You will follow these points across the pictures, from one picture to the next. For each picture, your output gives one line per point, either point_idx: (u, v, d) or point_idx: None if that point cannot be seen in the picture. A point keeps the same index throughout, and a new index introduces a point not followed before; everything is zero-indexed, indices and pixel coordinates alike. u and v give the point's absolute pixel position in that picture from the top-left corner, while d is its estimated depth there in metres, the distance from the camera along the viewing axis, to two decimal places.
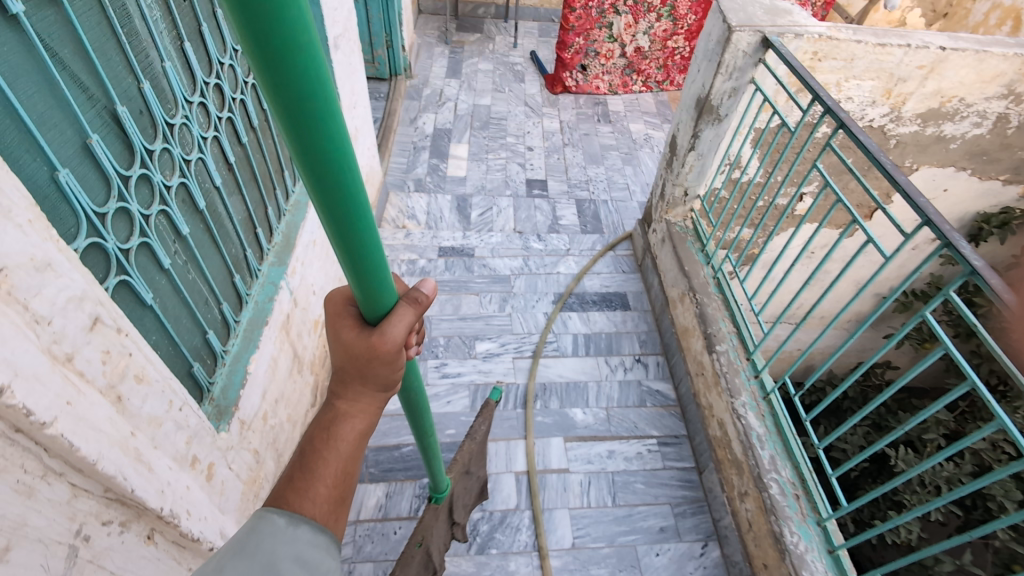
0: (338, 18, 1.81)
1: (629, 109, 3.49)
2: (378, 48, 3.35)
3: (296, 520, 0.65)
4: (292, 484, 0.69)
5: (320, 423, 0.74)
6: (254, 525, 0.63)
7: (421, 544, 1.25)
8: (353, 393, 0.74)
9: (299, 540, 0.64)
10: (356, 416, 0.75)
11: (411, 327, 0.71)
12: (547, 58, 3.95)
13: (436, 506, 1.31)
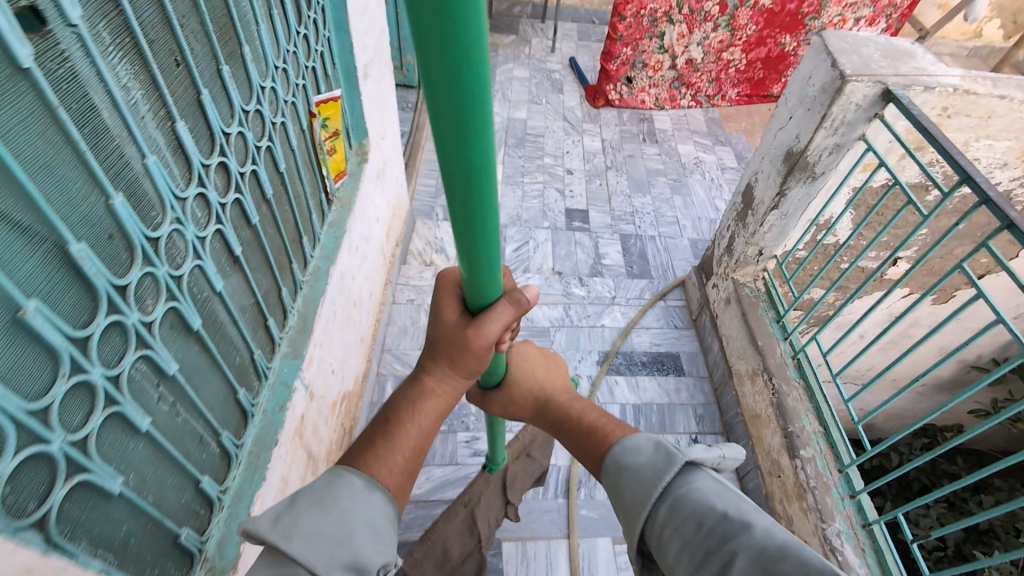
0: (370, 43, 1.58)
1: (677, 127, 3.20)
2: (407, 54, 3.10)
3: (373, 487, 0.79)
4: (372, 454, 0.84)
5: (402, 398, 0.90)
6: (334, 484, 0.78)
7: (466, 504, 1.45)
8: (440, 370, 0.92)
9: (369, 507, 0.78)
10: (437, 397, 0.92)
11: (506, 326, 0.87)
12: (587, 64, 3.67)
13: (488, 475, 1.46)
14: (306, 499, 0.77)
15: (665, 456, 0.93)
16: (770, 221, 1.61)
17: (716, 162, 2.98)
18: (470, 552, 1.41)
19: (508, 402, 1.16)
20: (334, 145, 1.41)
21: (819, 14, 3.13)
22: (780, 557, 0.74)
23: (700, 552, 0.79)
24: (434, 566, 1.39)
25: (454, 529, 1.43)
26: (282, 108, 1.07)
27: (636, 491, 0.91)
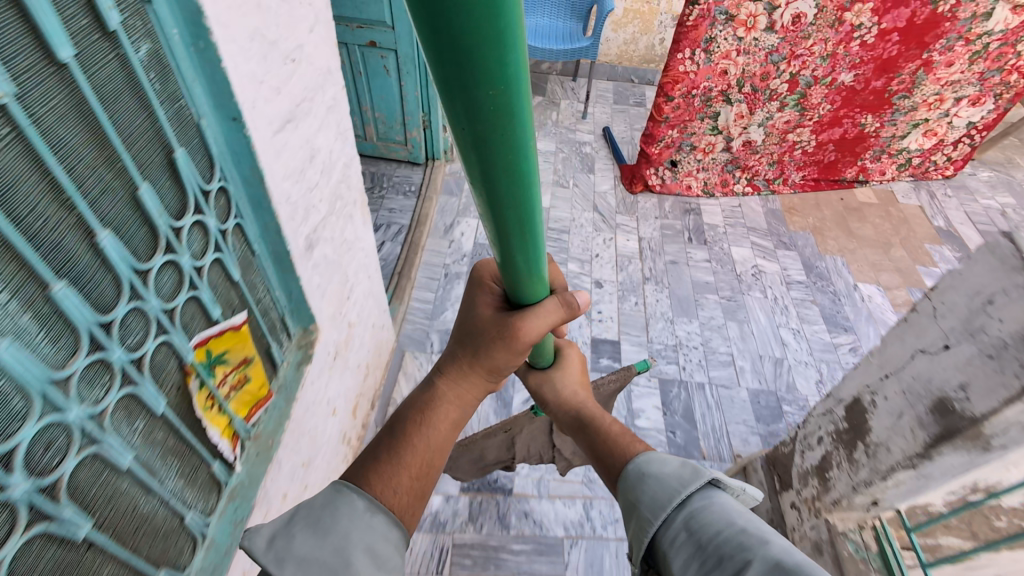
0: (322, 199, 1.13)
1: (730, 223, 2.68)
2: (412, 129, 2.66)
3: (373, 509, 0.79)
4: (379, 468, 0.85)
5: (417, 410, 0.92)
6: (338, 501, 0.79)
7: (506, 431, 1.50)
8: (461, 373, 0.96)
9: (371, 530, 0.77)
10: (451, 404, 0.95)
11: (546, 325, 0.89)
12: (620, 134, 3.20)
13: (534, 417, 1.44)
14: (311, 521, 0.77)
15: (688, 476, 0.89)
16: (900, 479, 1.06)
17: (779, 272, 2.44)
18: (501, 459, 1.56)
19: (545, 381, 1.29)
20: (245, 374, 0.94)
21: (910, 92, 2.59)
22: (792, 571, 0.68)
23: (714, 557, 0.76)
24: (467, 460, 1.54)
25: (493, 444, 1.51)
26: (110, 382, 0.63)
27: (656, 498, 0.88)
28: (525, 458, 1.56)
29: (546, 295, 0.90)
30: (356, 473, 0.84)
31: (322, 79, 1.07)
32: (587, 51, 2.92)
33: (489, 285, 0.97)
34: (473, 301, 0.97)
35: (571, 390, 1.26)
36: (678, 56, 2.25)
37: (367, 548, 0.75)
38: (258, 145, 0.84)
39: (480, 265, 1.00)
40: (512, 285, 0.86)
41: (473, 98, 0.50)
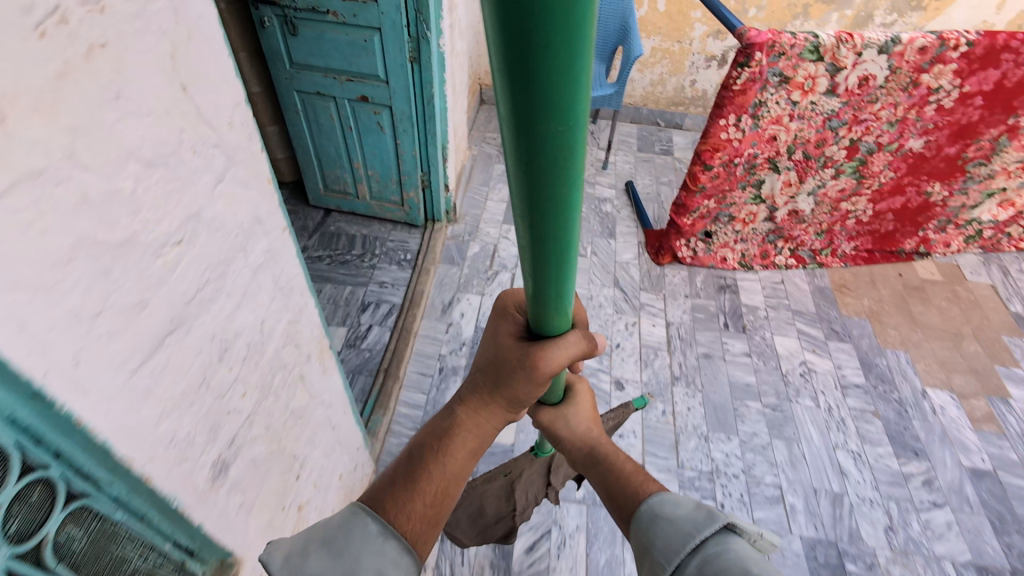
0: (246, 393, 0.81)
1: (772, 304, 2.32)
2: (409, 189, 2.35)
3: (386, 534, 0.79)
4: (397, 493, 0.85)
5: (435, 437, 0.92)
6: (348, 525, 0.79)
7: (505, 475, 1.47)
8: (482, 400, 0.91)
9: (381, 557, 0.77)
10: (467, 433, 0.92)
11: (568, 359, 0.82)
12: (645, 188, 2.85)
13: (535, 457, 1.44)
14: (325, 542, 0.79)
15: (702, 519, 0.82)
16: None
17: (832, 371, 2.07)
18: (502, 517, 1.48)
19: (556, 418, 1.11)
20: None
21: (988, 159, 2.21)
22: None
23: None
24: (466, 516, 1.48)
25: (492, 490, 1.47)
26: None
27: (669, 542, 0.83)
28: (524, 509, 1.47)
29: (569, 328, 0.84)
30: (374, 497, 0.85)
31: (245, 236, 0.75)
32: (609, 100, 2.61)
33: (511, 317, 0.93)
34: (494, 332, 0.92)
35: (585, 427, 1.10)
36: (720, 123, 1.90)
37: (377, 574, 0.76)
38: (90, 414, 0.51)
39: (502, 294, 0.97)
40: (537, 316, 0.78)
41: (534, 104, 0.38)
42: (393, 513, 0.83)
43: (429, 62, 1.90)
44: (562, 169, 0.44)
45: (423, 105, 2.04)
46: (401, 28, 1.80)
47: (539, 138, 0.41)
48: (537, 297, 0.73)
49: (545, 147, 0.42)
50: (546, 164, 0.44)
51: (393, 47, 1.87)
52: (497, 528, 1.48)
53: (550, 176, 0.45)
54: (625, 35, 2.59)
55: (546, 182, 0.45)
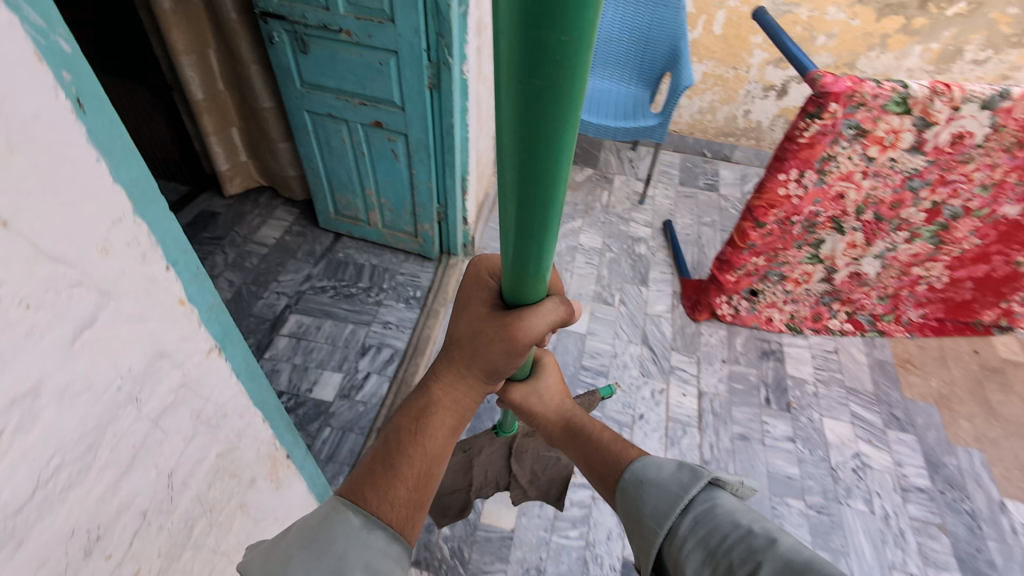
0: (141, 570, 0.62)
1: (823, 378, 2.02)
2: (423, 221, 2.15)
3: (370, 525, 0.74)
4: (376, 480, 0.80)
5: (411, 417, 0.87)
6: (330, 522, 0.74)
7: (465, 451, 1.53)
8: (455, 376, 0.89)
9: (367, 547, 0.73)
10: (446, 410, 0.88)
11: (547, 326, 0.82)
12: (684, 228, 2.59)
13: (494, 437, 1.56)
14: (307, 543, 0.72)
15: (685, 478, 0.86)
16: None
17: (891, 469, 1.78)
18: (456, 489, 1.51)
19: (529, 394, 1.16)
20: None
21: None
22: (801, 570, 0.68)
23: (726, 563, 0.75)
24: None
25: (451, 464, 1.52)
26: None
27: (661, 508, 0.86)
28: (480, 485, 1.53)
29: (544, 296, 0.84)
30: (351, 488, 0.79)
31: (142, 380, 0.56)
32: (650, 130, 2.34)
33: (484, 285, 0.89)
34: (469, 300, 0.90)
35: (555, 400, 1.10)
36: (779, 177, 1.65)
37: (366, 566, 0.71)
38: None
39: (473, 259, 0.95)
40: (514, 287, 0.75)
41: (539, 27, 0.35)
42: (373, 502, 0.77)
43: (450, 91, 1.70)
44: (558, 106, 0.40)
45: (441, 135, 1.83)
46: (420, 52, 1.60)
47: (542, 55, 0.37)
48: (516, 271, 0.70)
49: (546, 78, 0.38)
50: (544, 105, 0.40)
51: (410, 72, 1.67)
52: (452, 502, 1.51)
53: (545, 107, 0.40)
54: (676, 61, 2.37)
55: (540, 116, 0.41)
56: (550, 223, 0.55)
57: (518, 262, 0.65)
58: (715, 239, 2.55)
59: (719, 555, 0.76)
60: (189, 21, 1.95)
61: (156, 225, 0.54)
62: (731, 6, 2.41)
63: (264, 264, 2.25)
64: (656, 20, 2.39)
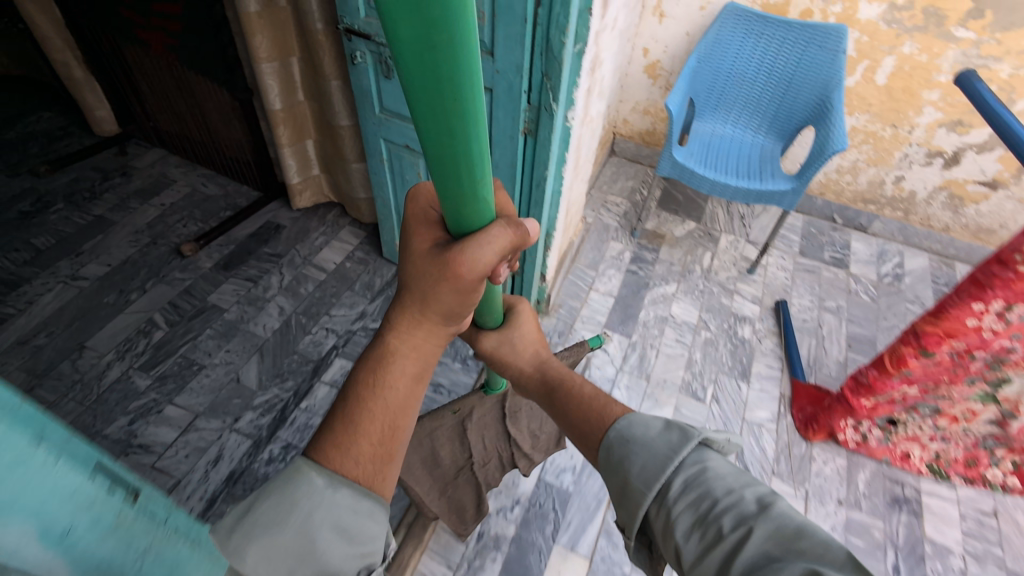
0: None
1: (975, 552, 1.55)
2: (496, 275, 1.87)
3: (335, 484, 0.65)
4: (332, 440, 0.70)
5: (366, 367, 0.75)
6: (292, 484, 0.64)
7: (455, 413, 1.43)
8: (411, 322, 0.77)
9: (336, 508, 0.64)
10: (407, 358, 0.77)
11: (497, 254, 0.70)
12: (801, 311, 2.15)
13: (485, 395, 1.45)
14: (270, 502, 0.63)
15: (676, 440, 0.79)
16: None
17: None
18: (459, 466, 1.44)
19: (503, 343, 1.08)
20: None
21: None
22: (797, 535, 0.63)
23: (712, 528, 0.68)
24: (419, 463, 1.41)
25: (444, 433, 1.42)
26: None
27: (646, 468, 0.78)
28: (483, 460, 1.45)
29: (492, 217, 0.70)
30: (314, 448, 0.70)
31: None
32: (778, 195, 1.93)
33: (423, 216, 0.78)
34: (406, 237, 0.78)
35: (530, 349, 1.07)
36: (970, 305, 1.22)
37: (335, 524, 0.63)
38: None
39: (410, 189, 0.80)
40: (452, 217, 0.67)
41: None
42: (336, 463, 0.68)
43: (548, 140, 1.40)
44: None
45: (530, 186, 1.54)
46: (519, 93, 1.31)
47: None
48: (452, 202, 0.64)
49: None
50: None
51: (504, 114, 1.38)
52: (461, 487, 1.46)
53: None
54: (821, 116, 1.95)
55: None
56: (463, 102, 0.48)
57: (449, 185, 0.60)
58: (839, 331, 2.10)
59: (709, 521, 0.69)
60: (274, 28, 1.77)
61: (17, 497, 0.42)
62: (904, 52, 1.96)
63: (319, 292, 2.07)
64: (805, 63, 1.98)
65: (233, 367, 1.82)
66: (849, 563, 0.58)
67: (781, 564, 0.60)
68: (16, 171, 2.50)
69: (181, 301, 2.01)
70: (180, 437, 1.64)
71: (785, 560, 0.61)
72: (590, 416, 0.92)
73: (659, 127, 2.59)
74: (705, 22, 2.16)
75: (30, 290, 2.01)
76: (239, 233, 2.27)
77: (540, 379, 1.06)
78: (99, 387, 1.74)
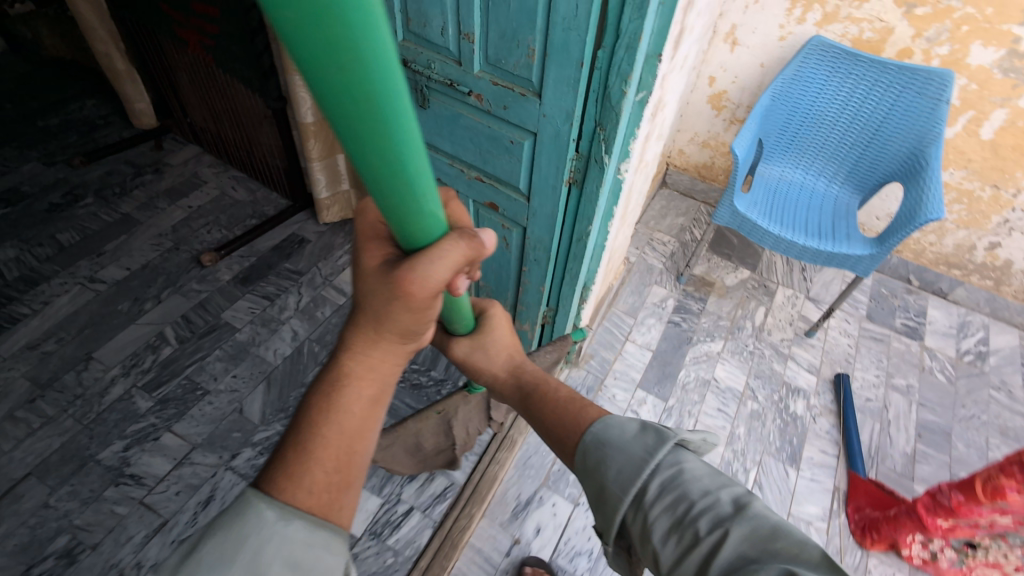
0: None
1: None
2: (524, 322, 1.69)
3: (287, 515, 0.58)
4: (280, 472, 0.62)
5: (321, 392, 0.68)
6: (240, 517, 0.57)
7: (439, 413, 1.41)
8: (366, 341, 0.69)
9: (289, 540, 0.57)
10: (363, 382, 0.69)
11: (452, 271, 0.59)
12: (864, 387, 1.90)
13: (468, 394, 1.41)
14: (213, 538, 0.55)
15: (653, 441, 0.71)
16: None
17: None
18: (442, 449, 1.49)
19: (476, 349, 0.95)
20: None
21: None
22: (775, 538, 0.58)
23: (690, 532, 0.62)
24: (402, 451, 1.46)
25: (428, 428, 1.43)
26: None
27: (622, 471, 0.71)
28: (465, 440, 1.50)
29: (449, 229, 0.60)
30: (264, 479, 0.63)
31: None
32: (852, 260, 1.68)
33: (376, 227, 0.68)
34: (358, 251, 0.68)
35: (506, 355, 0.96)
36: None
37: (287, 559, 0.56)
38: None
39: (359, 202, 0.70)
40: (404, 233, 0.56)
41: None
42: (288, 493, 0.61)
43: (594, 195, 1.22)
44: None
45: (570, 240, 1.37)
46: (566, 142, 1.14)
47: None
48: (398, 219, 0.54)
49: None
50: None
51: (547, 161, 1.21)
52: (438, 459, 1.51)
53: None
54: (911, 174, 1.70)
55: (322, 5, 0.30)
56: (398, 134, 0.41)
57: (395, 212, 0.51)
58: (908, 416, 1.84)
59: (685, 524, 0.63)
60: None
61: None
62: (1020, 105, 1.68)
63: (335, 318, 1.95)
64: (898, 110, 1.73)
65: (237, 396, 1.71)
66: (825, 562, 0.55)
67: (761, 567, 0.55)
68: (52, 160, 2.48)
69: (194, 315, 1.92)
70: (173, 471, 1.55)
71: (764, 563, 0.56)
72: (567, 418, 0.82)
73: (718, 162, 2.36)
74: (784, 54, 1.92)
75: (47, 290, 1.96)
76: (261, 245, 2.18)
77: (515, 385, 0.94)
78: (100, 405, 1.66)
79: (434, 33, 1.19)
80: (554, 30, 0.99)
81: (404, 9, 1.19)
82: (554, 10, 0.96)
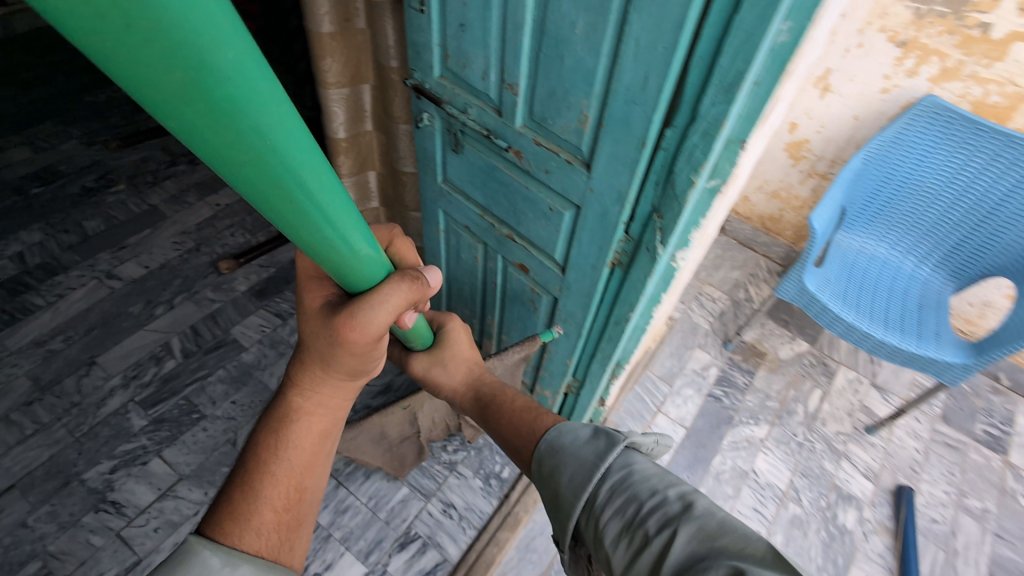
0: None
1: None
2: (546, 386, 1.52)
3: (234, 561, 0.58)
4: (229, 513, 0.64)
5: (270, 432, 0.71)
6: (183, 564, 0.56)
7: (405, 407, 1.37)
8: (313, 379, 0.72)
9: None
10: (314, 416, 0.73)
11: (391, 315, 0.63)
12: (930, 505, 1.64)
13: None
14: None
15: (603, 445, 0.72)
16: None
17: None
18: (407, 436, 1.46)
19: (434, 364, 1.05)
20: None
21: None
22: (719, 534, 0.57)
23: (639, 533, 0.61)
24: (368, 440, 1.40)
25: (394, 418, 1.38)
26: None
27: (573, 478, 0.72)
28: (430, 429, 1.49)
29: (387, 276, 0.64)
30: (210, 523, 0.63)
31: None
32: (938, 365, 1.42)
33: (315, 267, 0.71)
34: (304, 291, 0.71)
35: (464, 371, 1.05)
36: None
37: None
38: None
39: None
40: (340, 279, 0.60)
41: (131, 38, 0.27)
42: (236, 536, 0.62)
43: (641, 283, 1.02)
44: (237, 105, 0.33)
45: (608, 320, 1.17)
46: (614, 224, 0.95)
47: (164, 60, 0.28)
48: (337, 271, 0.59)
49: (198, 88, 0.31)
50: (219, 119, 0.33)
51: (588, 239, 1.02)
52: (405, 449, 1.50)
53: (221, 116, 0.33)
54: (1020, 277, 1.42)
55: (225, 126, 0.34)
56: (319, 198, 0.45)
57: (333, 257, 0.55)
58: (980, 548, 1.57)
59: (635, 526, 0.63)
60: (350, 50, 1.48)
61: None
62: None
63: None
64: (1017, 196, 1.44)
65: (232, 426, 1.61)
66: (769, 555, 0.52)
67: (705, 565, 0.54)
68: (92, 140, 2.45)
69: (203, 327, 1.83)
70: (156, 503, 1.46)
71: (712, 561, 0.54)
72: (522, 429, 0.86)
73: (787, 216, 2.10)
74: (884, 108, 1.66)
75: (64, 282, 1.91)
76: (283, 255, 2.08)
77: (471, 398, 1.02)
78: (94, 418, 1.59)
79: (474, 76, 1.01)
80: (614, 101, 0.80)
81: (442, 43, 1.02)
82: (617, 77, 0.77)
